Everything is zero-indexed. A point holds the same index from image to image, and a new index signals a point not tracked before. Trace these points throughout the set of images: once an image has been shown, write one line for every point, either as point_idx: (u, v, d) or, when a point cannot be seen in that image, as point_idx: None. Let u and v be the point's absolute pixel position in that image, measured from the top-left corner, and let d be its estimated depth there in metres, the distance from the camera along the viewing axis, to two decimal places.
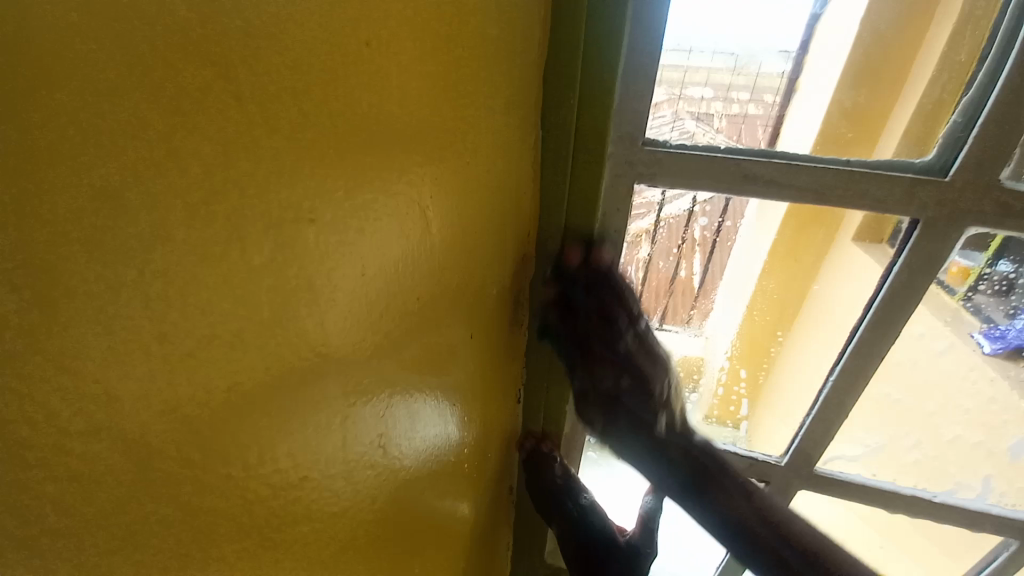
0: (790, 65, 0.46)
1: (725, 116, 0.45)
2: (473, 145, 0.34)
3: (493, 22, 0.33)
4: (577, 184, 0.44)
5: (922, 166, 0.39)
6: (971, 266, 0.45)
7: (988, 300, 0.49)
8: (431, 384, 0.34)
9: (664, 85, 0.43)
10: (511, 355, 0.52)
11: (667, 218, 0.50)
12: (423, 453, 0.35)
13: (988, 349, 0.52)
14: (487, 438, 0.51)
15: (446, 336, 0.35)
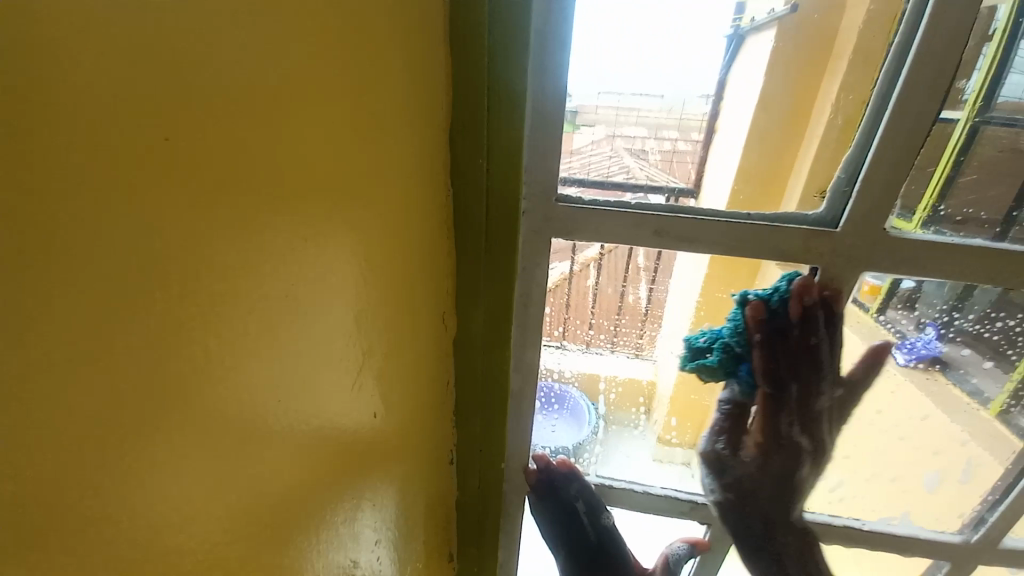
0: (710, 108, 0.46)
1: (659, 152, 0.47)
2: (372, 214, 0.33)
3: (378, 87, 0.31)
4: (495, 243, 0.43)
5: (815, 218, 0.41)
6: (879, 285, 0.47)
7: (899, 315, 0.50)
8: (324, 464, 0.32)
9: (602, 124, 0.45)
10: (434, 415, 0.50)
11: (609, 249, 0.48)
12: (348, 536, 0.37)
13: (903, 360, 0.54)
14: (413, 506, 0.49)
15: (339, 414, 0.33)
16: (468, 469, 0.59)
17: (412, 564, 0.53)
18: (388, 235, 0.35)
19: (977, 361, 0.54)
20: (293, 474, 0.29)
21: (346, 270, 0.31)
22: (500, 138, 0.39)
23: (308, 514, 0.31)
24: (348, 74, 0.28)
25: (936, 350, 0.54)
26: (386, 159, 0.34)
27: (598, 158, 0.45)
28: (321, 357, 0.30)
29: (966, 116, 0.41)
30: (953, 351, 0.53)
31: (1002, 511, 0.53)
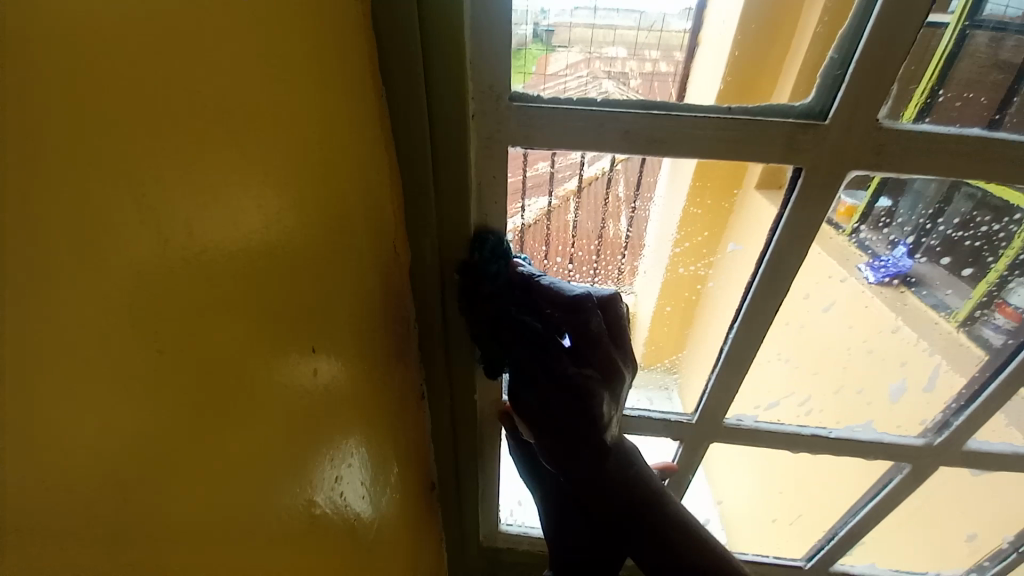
0: (691, 22, 0.40)
1: (641, 76, 0.40)
2: (273, 120, 0.27)
3: None
4: (441, 155, 0.38)
5: (802, 109, 0.36)
6: (856, 205, 0.44)
7: (872, 235, 0.50)
8: (260, 407, 0.29)
9: (577, 44, 0.40)
10: (396, 349, 0.48)
11: (589, 180, 0.46)
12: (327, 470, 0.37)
13: (873, 278, 0.53)
14: (382, 442, 0.48)
15: (270, 354, 0.30)
16: (439, 403, 0.58)
17: (389, 494, 0.53)
18: (302, 149, 0.30)
19: (944, 274, 0.53)
20: (219, 415, 0.26)
21: (248, 179, 0.26)
22: (433, 21, 0.33)
23: (254, 458, 0.29)
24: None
25: (905, 266, 0.53)
26: (285, 52, 0.28)
27: (577, 83, 0.38)
28: (230, 289, 0.26)
29: (958, 22, 0.37)
30: (923, 265, 0.52)
31: (967, 414, 0.54)
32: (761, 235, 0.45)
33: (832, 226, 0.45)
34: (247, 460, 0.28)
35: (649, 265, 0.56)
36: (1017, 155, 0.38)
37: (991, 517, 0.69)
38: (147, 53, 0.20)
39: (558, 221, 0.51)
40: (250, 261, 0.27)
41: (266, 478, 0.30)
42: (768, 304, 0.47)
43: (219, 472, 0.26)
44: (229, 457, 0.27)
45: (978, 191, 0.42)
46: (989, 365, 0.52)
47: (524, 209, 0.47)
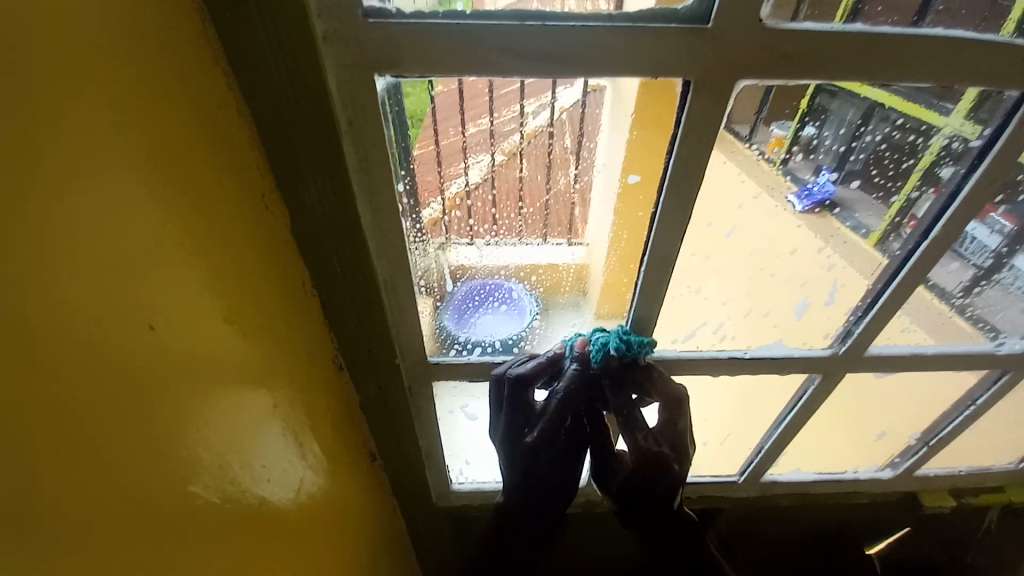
0: None
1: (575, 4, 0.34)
2: (41, 35, 0.21)
3: None
4: (297, 90, 0.34)
5: (686, 14, 0.34)
6: (783, 136, 0.47)
7: (800, 163, 0.51)
8: (104, 391, 0.25)
9: None
10: (297, 317, 0.45)
11: (531, 133, 0.45)
12: (210, 443, 0.34)
13: (801, 207, 0.54)
14: (288, 415, 0.45)
15: (100, 331, 0.25)
16: (361, 373, 0.55)
17: (312, 467, 0.51)
18: (92, 72, 0.24)
19: (867, 194, 0.52)
20: (39, 407, 0.22)
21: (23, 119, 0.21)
22: None
23: (102, 444, 0.25)
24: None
25: (827, 192, 0.52)
26: None
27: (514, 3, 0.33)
28: (20, 254, 0.21)
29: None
30: (846, 192, 0.52)
31: (866, 322, 0.57)
32: (659, 160, 0.43)
33: (762, 158, 0.49)
34: (94, 449, 0.25)
35: (602, 206, 0.50)
36: (901, 52, 0.37)
37: (897, 414, 0.76)
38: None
39: (507, 177, 0.48)
40: (38, 216, 0.22)
41: (124, 468, 0.27)
42: (675, 227, 0.46)
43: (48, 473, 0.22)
44: (62, 445, 0.23)
45: (895, 113, 0.44)
46: (883, 274, 0.54)
47: (468, 171, 0.46)
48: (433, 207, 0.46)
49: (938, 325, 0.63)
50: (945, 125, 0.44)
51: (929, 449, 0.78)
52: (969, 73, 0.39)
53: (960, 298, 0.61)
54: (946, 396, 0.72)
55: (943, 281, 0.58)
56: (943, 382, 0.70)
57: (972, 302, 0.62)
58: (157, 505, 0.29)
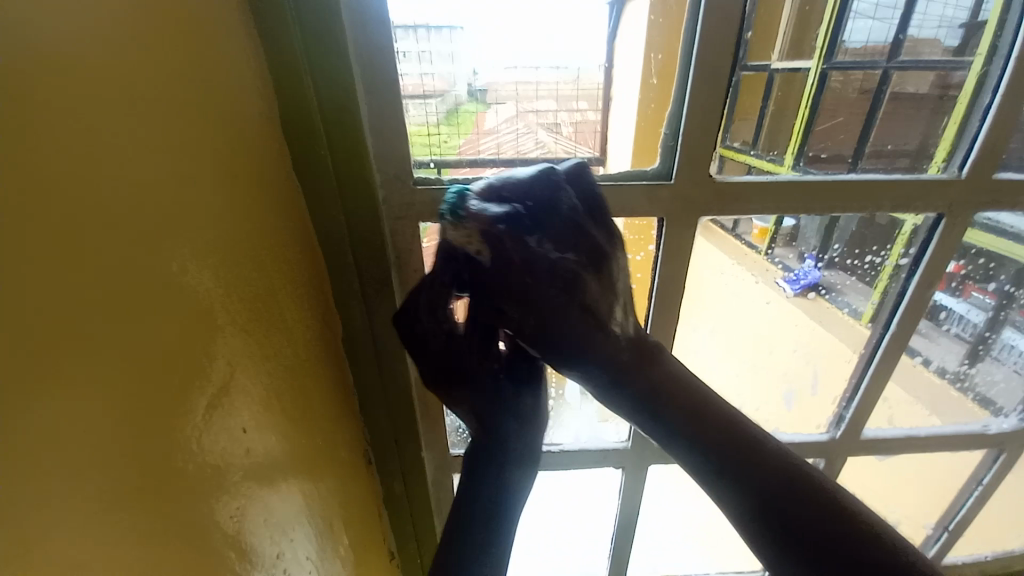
0: (604, 75, 0.49)
1: (571, 123, 0.50)
2: (214, 235, 0.32)
3: (194, 93, 0.30)
4: (359, 236, 0.44)
5: (654, 173, 0.46)
6: (766, 227, 0.55)
7: (783, 251, 0.59)
8: (210, 489, 0.32)
9: (507, 100, 0.48)
10: (343, 414, 0.51)
11: None
12: (267, 544, 0.38)
13: (791, 291, 0.64)
14: (329, 511, 0.49)
15: (208, 442, 0.31)
16: (389, 466, 0.60)
17: (342, 563, 0.53)
18: (230, 244, 0.34)
19: (851, 281, 0.60)
20: (181, 505, 0.29)
21: (196, 288, 0.30)
22: (337, 128, 0.39)
23: (200, 531, 0.30)
24: (141, 68, 0.26)
25: (815, 277, 0.63)
26: (220, 174, 0.33)
27: (509, 135, 0.48)
28: (185, 387, 0.29)
29: (818, 62, 0.52)
30: (829, 275, 0.61)
31: (854, 405, 0.63)
32: (647, 272, 0.52)
33: (748, 246, 0.57)
34: (203, 540, 0.31)
35: None
36: (834, 184, 0.49)
37: (905, 493, 0.77)
38: (106, 179, 0.24)
39: None
40: (188, 354, 0.29)
41: (208, 556, 0.31)
42: (663, 322, 0.54)
43: (177, 559, 0.28)
44: (175, 531, 0.28)
45: (851, 220, 0.53)
46: (862, 355, 0.61)
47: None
48: None
49: (932, 401, 0.68)
50: (909, 220, 0.53)
51: (950, 536, 0.77)
52: (888, 193, 0.50)
53: (956, 371, 0.68)
54: (949, 472, 0.74)
55: (932, 357, 0.65)
56: (946, 459, 0.73)
57: (969, 378, 0.68)
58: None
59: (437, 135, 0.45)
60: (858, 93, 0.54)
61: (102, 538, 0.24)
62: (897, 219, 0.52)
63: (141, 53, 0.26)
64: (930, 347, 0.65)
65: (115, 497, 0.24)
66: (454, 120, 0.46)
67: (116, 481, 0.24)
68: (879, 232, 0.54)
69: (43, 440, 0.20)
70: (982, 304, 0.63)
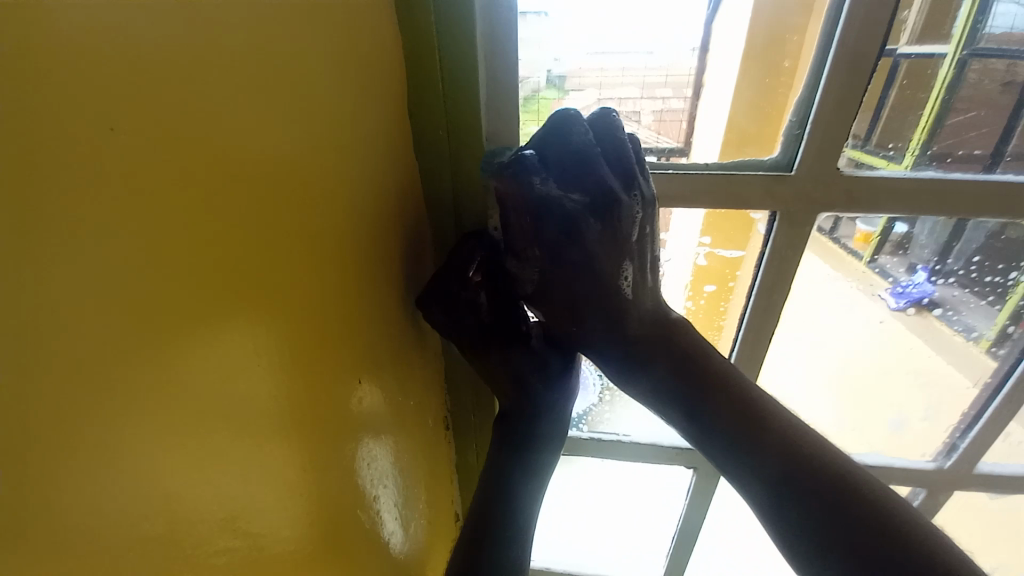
0: (697, 62, 0.45)
1: (652, 112, 0.47)
2: (349, 205, 0.36)
3: (344, 75, 0.34)
4: (465, 214, 0.46)
5: (772, 163, 0.44)
6: (871, 231, 0.49)
7: (892, 261, 0.52)
8: (332, 429, 0.36)
9: (589, 86, 0.47)
10: (432, 381, 0.55)
11: None
12: (368, 489, 0.42)
13: (894, 305, 0.56)
14: (414, 467, 0.53)
15: (333, 387, 0.36)
16: (465, 436, 0.63)
17: (421, 519, 0.57)
18: (355, 209, 0.37)
19: (967, 295, 0.54)
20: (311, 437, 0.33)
21: (332, 250, 0.35)
22: (457, 109, 0.41)
23: (317, 466, 0.34)
24: (296, 47, 0.29)
25: (927, 291, 0.54)
26: (358, 150, 0.36)
27: None
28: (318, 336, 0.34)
29: (955, 48, 0.43)
30: (948, 290, 0.54)
31: (972, 436, 0.59)
32: (750, 270, 0.51)
33: (849, 251, 0.51)
34: (324, 472, 0.35)
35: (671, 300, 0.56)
36: (976, 189, 0.44)
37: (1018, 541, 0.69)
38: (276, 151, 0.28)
39: None
40: (315, 301, 0.33)
41: (326, 488, 0.35)
42: (761, 322, 0.52)
43: (308, 482, 0.33)
44: (301, 460, 0.33)
45: (991, 226, 0.47)
46: (984, 388, 0.56)
47: None
48: None
49: None
50: None
51: None
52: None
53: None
54: None
55: None
56: None
57: None
58: (336, 523, 0.37)
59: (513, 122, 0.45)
60: (1000, 88, 0.45)
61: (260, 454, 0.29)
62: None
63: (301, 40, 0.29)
64: None
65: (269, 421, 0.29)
66: (532, 107, 0.45)
67: (259, 407, 0.28)
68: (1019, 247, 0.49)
69: (212, 361, 0.24)
70: None
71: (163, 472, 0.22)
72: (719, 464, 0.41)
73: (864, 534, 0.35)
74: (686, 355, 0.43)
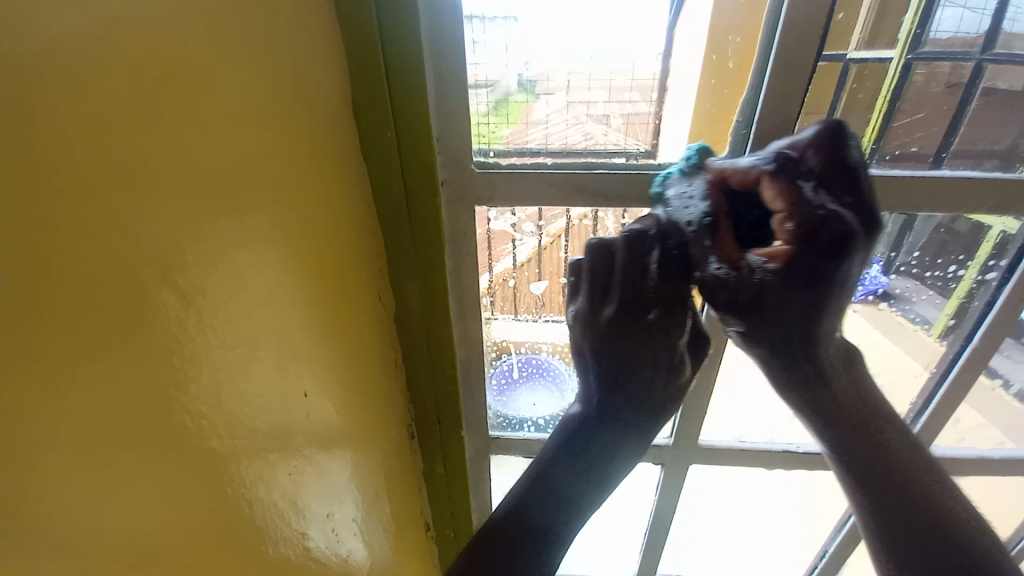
0: (660, 65, 0.46)
1: (621, 115, 0.47)
2: (285, 207, 0.34)
3: (270, 70, 0.32)
4: (417, 215, 0.45)
5: None
6: None
7: None
8: (272, 444, 0.34)
9: (558, 91, 0.47)
10: (392, 388, 0.53)
11: (577, 222, 0.49)
12: (320, 504, 0.40)
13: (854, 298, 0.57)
14: (375, 479, 0.51)
15: (272, 400, 0.34)
16: (429, 443, 0.61)
17: (384, 530, 0.55)
18: (290, 211, 0.35)
19: (919, 286, 0.55)
20: (248, 453, 0.31)
21: (268, 253, 0.33)
22: (403, 107, 0.40)
23: (253, 483, 0.32)
24: (211, 41, 0.27)
25: (882, 284, 0.56)
26: (290, 148, 0.35)
27: (559, 126, 0.46)
28: (252, 348, 0.32)
29: (901, 51, 0.45)
30: (900, 283, 0.56)
31: (922, 422, 0.60)
32: None
33: None
34: (263, 489, 0.33)
35: None
36: (909, 186, 0.47)
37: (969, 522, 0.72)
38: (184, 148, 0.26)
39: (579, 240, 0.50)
40: (247, 309, 0.31)
41: (265, 507, 0.33)
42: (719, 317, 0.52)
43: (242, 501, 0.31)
44: (234, 478, 0.30)
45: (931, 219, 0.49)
46: (934, 373, 0.58)
47: (515, 249, 0.52)
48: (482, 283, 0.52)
49: (1015, 431, 0.63)
50: (993, 224, 0.49)
51: None
52: (977, 191, 0.46)
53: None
54: None
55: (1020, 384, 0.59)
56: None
57: None
58: (281, 544, 0.35)
59: (486, 125, 0.44)
60: (945, 89, 0.47)
61: (180, 473, 0.26)
62: (982, 224, 0.49)
63: (214, 30, 0.28)
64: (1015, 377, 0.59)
65: (190, 438, 0.27)
66: (502, 110, 0.44)
67: (179, 424, 0.26)
68: (960, 239, 0.50)
69: (115, 377, 0.23)
70: None
71: (44, 496, 0.20)
72: (841, 467, 0.45)
73: (957, 564, 0.39)
74: (839, 370, 0.44)
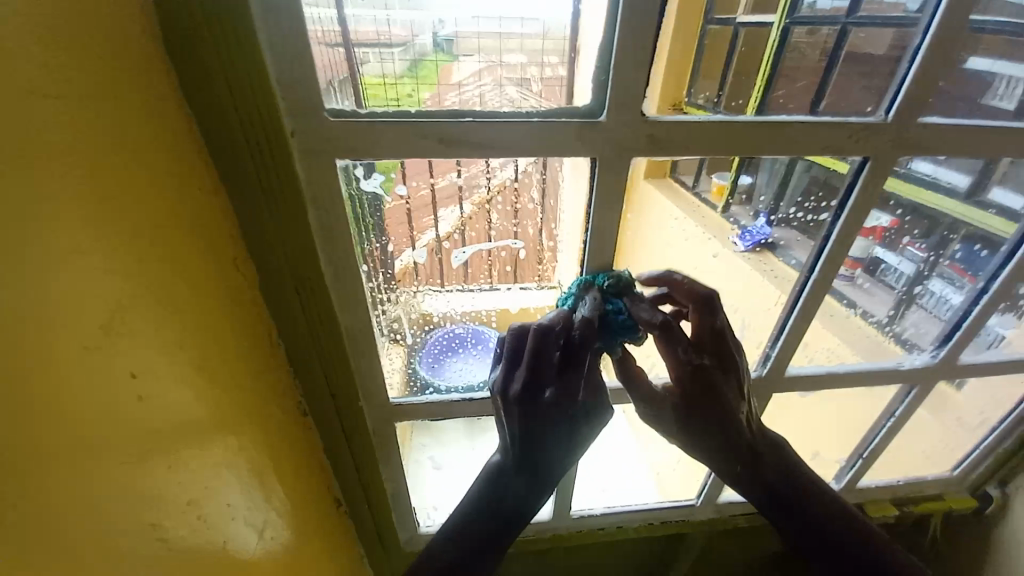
0: (570, 27, 0.43)
1: (541, 81, 0.46)
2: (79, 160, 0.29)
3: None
4: (267, 171, 0.40)
5: (584, 111, 0.43)
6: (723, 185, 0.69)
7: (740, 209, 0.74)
8: (98, 435, 0.30)
9: (477, 54, 0.45)
10: (267, 365, 0.49)
11: (500, 184, 0.52)
12: (174, 493, 0.36)
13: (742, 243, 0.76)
14: (255, 460, 0.47)
15: (90, 386, 0.29)
16: (324, 418, 0.59)
17: (276, 511, 0.52)
18: (90, 166, 0.29)
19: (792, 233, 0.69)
20: (71, 446, 0.27)
21: (62, 211, 0.27)
22: (231, 42, 0.34)
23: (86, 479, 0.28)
24: None
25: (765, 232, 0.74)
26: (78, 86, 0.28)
27: (476, 92, 0.44)
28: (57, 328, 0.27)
29: (780, 19, 0.60)
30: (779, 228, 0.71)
31: (779, 347, 0.66)
32: (581, 216, 0.51)
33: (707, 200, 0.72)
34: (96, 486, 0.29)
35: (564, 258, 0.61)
36: (760, 130, 0.46)
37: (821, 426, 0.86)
38: None
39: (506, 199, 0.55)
40: (43, 281, 0.26)
41: (103, 505, 0.29)
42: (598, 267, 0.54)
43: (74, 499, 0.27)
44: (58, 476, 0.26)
45: (805, 164, 0.54)
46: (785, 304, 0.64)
47: (439, 221, 0.55)
48: (406, 255, 0.55)
49: (860, 348, 0.74)
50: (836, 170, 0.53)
51: (863, 463, 0.88)
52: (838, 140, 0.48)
53: (885, 317, 0.76)
54: (870, 406, 0.82)
55: (867, 307, 0.75)
56: (863, 395, 0.81)
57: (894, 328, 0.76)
58: (131, 541, 0.31)
59: (400, 86, 0.43)
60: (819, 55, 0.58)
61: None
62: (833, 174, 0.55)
63: None
64: (869, 297, 0.75)
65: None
66: (418, 73, 0.43)
67: None
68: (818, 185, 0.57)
69: None
70: (913, 258, 0.72)
71: None
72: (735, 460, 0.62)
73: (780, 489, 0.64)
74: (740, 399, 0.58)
